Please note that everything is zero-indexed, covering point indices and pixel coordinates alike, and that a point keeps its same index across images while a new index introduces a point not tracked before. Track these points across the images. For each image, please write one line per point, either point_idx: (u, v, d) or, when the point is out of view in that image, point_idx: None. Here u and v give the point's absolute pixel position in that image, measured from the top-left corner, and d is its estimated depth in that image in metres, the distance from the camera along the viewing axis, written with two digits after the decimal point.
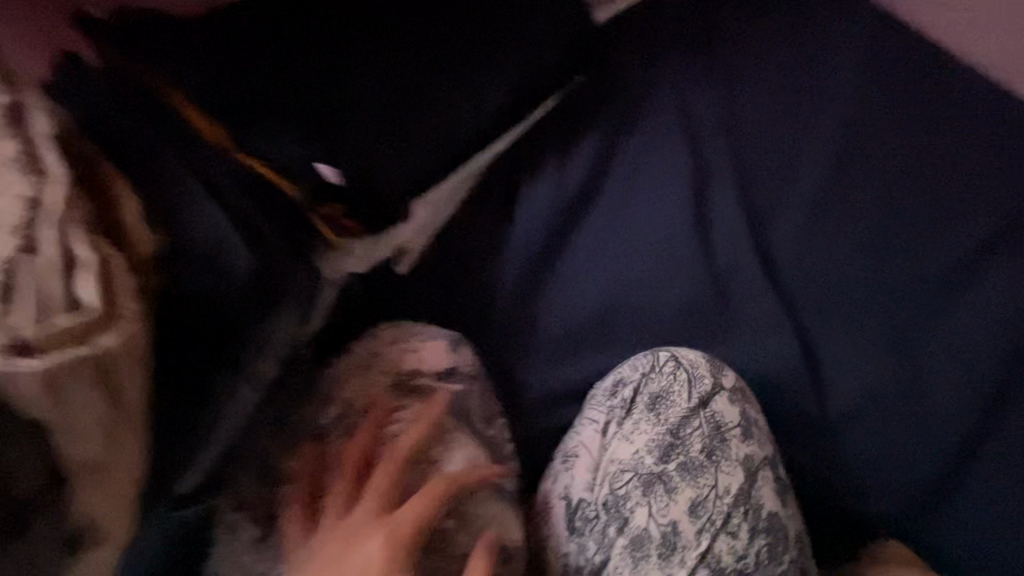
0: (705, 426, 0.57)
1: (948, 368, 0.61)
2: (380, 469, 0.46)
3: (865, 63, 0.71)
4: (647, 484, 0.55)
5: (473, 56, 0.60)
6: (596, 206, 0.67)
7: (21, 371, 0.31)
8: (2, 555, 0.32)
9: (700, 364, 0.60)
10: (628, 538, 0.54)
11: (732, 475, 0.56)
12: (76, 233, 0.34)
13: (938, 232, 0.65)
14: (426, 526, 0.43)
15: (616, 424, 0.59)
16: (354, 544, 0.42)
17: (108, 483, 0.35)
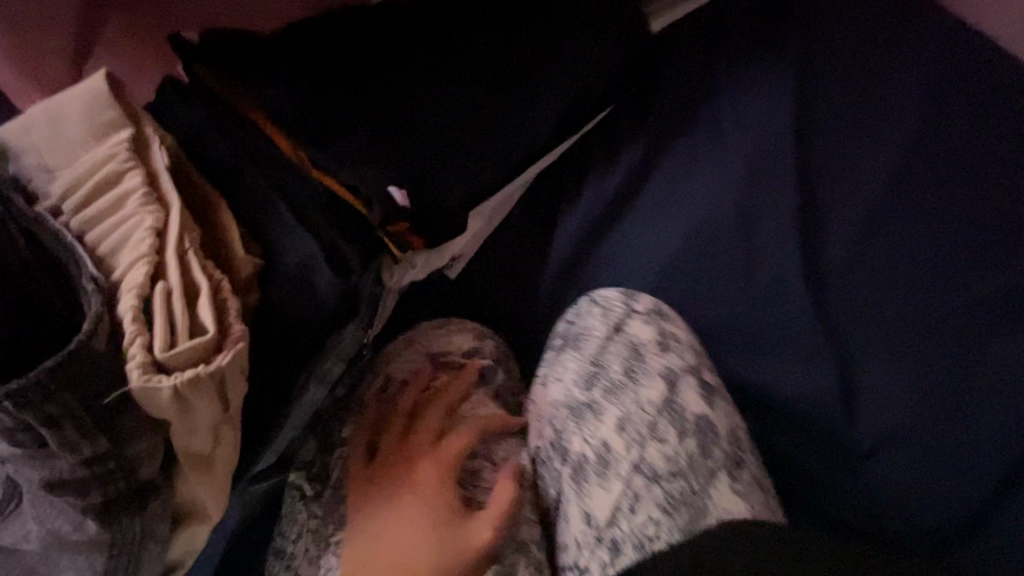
0: (622, 349, 0.69)
1: (998, 404, 0.64)
2: (430, 414, 0.65)
3: (925, 97, 0.74)
4: (580, 414, 0.66)
5: (530, 82, 0.65)
6: (626, 221, 0.77)
7: (155, 389, 0.33)
8: (128, 524, 0.39)
9: (614, 298, 0.72)
10: (571, 465, 0.64)
11: (652, 385, 0.66)
12: (190, 257, 0.37)
13: (990, 270, 0.68)
14: (463, 453, 0.62)
15: (545, 372, 0.70)
16: (415, 464, 0.62)
17: (211, 470, 0.41)
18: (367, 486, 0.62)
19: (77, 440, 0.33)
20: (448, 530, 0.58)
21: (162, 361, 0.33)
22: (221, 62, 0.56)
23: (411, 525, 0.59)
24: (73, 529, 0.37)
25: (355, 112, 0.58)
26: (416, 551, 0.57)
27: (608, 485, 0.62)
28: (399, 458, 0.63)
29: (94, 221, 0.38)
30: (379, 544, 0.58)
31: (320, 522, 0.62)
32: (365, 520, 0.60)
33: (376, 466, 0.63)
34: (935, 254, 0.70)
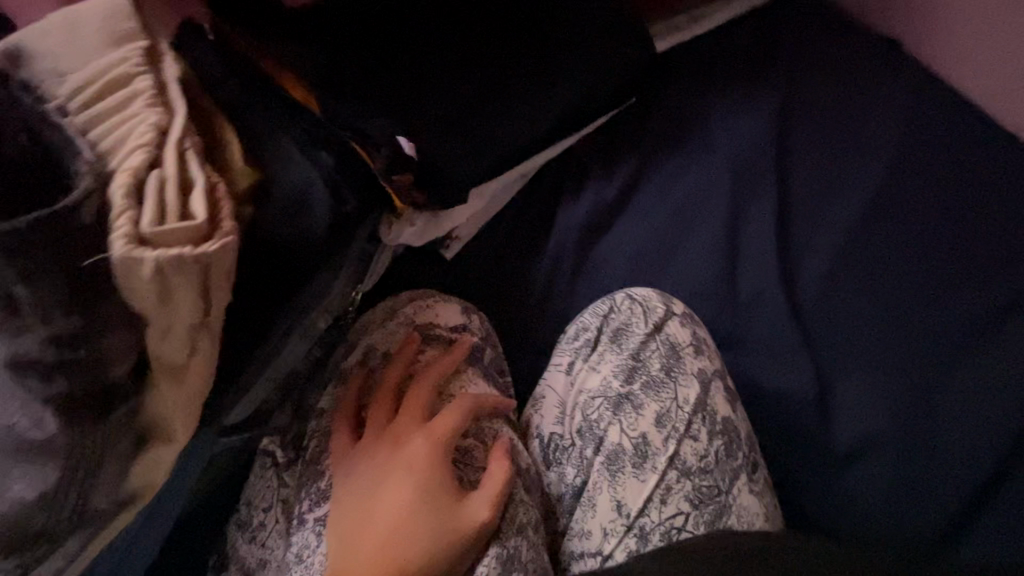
0: (662, 347, 0.69)
1: (952, 417, 0.70)
2: (419, 387, 0.62)
3: (897, 135, 0.82)
4: (616, 405, 0.66)
5: (541, 71, 0.67)
6: (621, 223, 0.79)
7: (136, 260, 0.32)
8: (91, 430, 0.37)
9: (651, 297, 0.71)
10: (605, 454, 0.65)
11: (689, 386, 0.67)
12: (190, 155, 0.37)
13: (949, 294, 0.74)
14: (459, 429, 0.59)
15: (579, 361, 0.70)
16: (404, 441, 0.58)
17: (183, 385, 0.40)
18: (354, 466, 0.58)
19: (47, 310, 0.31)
20: (447, 513, 0.55)
21: (150, 237, 0.32)
22: (251, 22, 0.58)
23: (401, 510, 0.55)
24: (32, 426, 0.36)
25: (369, 80, 0.60)
26: (411, 539, 0.53)
27: (643, 478, 0.63)
28: (386, 436, 0.59)
29: (99, 117, 0.39)
30: (368, 531, 0.54)
31: (291, 493, 0.62)
32: (352, 502, 0.56)
33: (363, 446, 0.59)
34: (897, 275, 0.76)
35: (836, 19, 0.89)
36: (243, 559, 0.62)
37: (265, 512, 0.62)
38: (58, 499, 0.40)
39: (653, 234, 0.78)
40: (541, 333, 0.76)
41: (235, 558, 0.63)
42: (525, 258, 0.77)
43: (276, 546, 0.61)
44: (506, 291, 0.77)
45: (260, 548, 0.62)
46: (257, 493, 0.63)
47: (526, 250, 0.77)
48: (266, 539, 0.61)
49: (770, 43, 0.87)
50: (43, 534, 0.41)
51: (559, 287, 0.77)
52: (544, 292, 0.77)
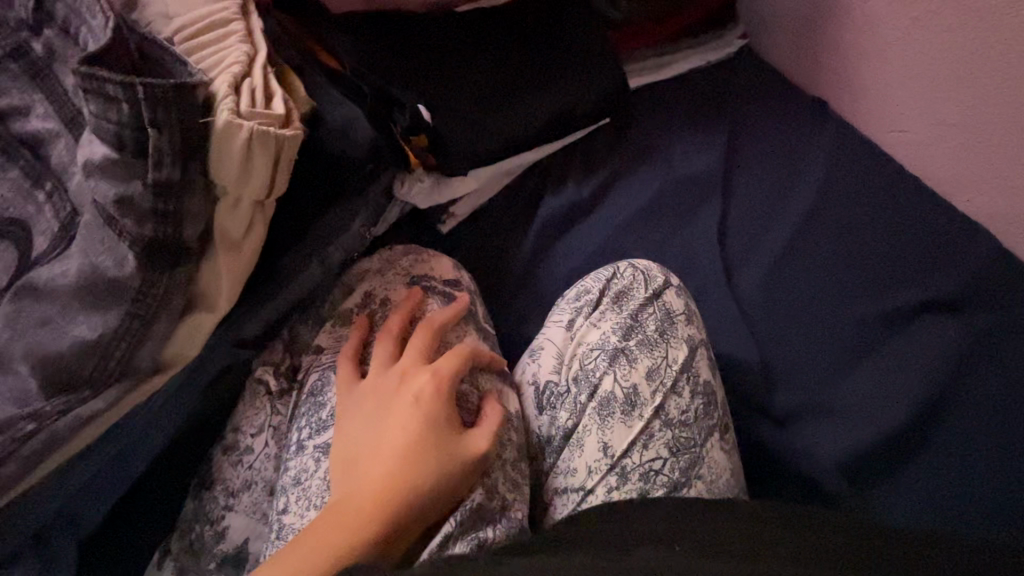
0: (658, 312, 0.76)
1: (874, 386, 0.80)
2: (423, 331, 0.62)
3: (832, 157, 0.96)
4: (612, 356, 0.72)
5: (537, 80, 0.82)
6: (594, 214, 0.92)
7: (233, 129, 0.42)
8: (157, 281, 0.46)
9: (653, 268, 0.80)
10: (596, 401, 0.70)
11: (680, 349, 0.74)
12: (272, 76, 0.48)
13: (877, 288, 0.86)
14: (461, 372, 0.59)
15: (581, 319, 0.77)
16: (407, 379, 0.58)
17: (233, 259, 0.48)
18: (356, 398, 0.58)
19: (163, 155, 0.41)
20: (450, 445, 0.55)
21: (245, 114, 0.43)
22: (307, 21, 0.72)
23: (406, 438, 0.54)
24: (114, 265, 0.44)
25: (397, 62, 0.73)
26: (417, 465, 0.53)
27: (629, 425, 0.69)
28: (390, 373, 0.59)
29: (200, 44, 0.50)
30: (372, 458, 0.53)
31: (284, 422, 0.61)
32: (354, 431, 0.55)
33: (367, 381, 0.59)
34: (829, 269, 0.88)
35: (776, 73, 1.08)
36: (228, 480, 0.58)
37: (254, 436, 0.60)
38: (112, 344, 0.46)
39: (622, 222, 0.91)
40: (523, 301, 0.86)
41: (220, 479, 0.59)
42: (512, 236, 0.89)
43: (265, 468, 0.59)
44: (494, 262, 0.87)
45: (247, 470, 0.59)
46: (248, 418, 0.61)
47: (513, 230, 0.89)
48: (254, 463, 0.59)
49: (721, 92, 1.05)
50: (87, 378, 0.46)
51: (540, 262, 0.88)
52: (524, 271, 0.87)
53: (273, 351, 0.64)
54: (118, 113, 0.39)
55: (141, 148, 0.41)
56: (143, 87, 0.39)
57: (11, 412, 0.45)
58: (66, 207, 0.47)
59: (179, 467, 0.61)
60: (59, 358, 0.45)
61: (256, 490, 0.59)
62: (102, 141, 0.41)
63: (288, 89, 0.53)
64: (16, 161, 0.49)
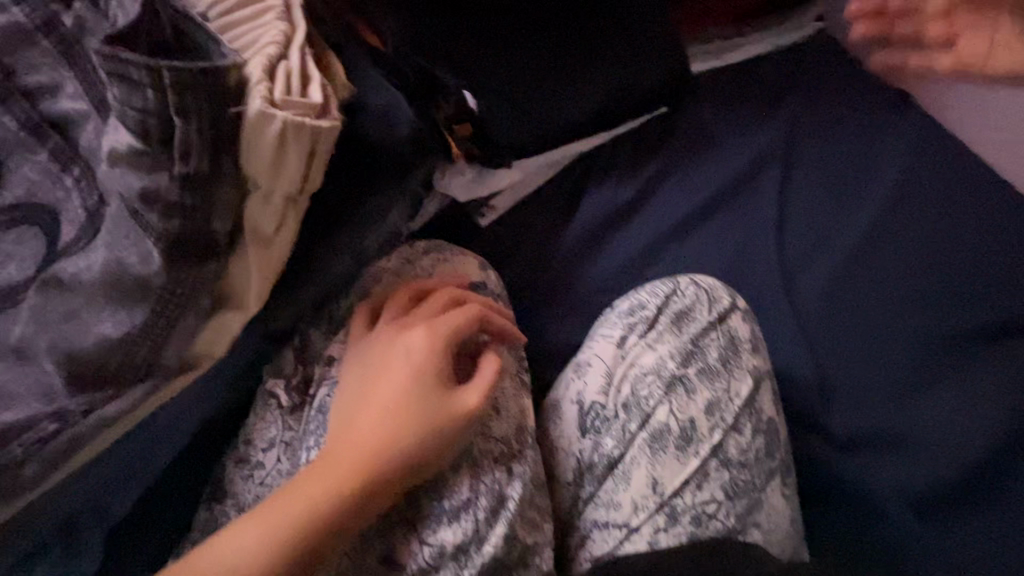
0: (722, 338, 0.73)
1: (945, 417, 0.73)
2: (436, 296, 0.61)
3: (911, 156, 0.86)
4: (669, 384, 0.70)
5: (590, 66, 0.75)
6: (642, 212, 0.84)
7: (266, 120, 0.38)
8: (182, 276, 0.42)
9: (718, 289, 0.76)
10: (648, 432, 0.69)
11: (742, 381, 0.72)
12: (309, 58, 0.44)
13: (957, 308, 0.77)
14: (461, 331, 0.58)
15: (634, 337, 0.73)
16: (406, 331, 0.58)
17: (265, 257, 0.45)
18: (361, 348, 0.58)
19: (190, 146, 0.37)
20: (436, 398, 0.55)
21: (279, 104, 0.39)
22: None
23: (395, 389, 0.54)
24: (139, 261, 0.41)
25: (448, 38, 0.66)
26: (400, 418, 0.53)
27: (683, 462, 0.69)
28: (393, 325, 0.59)
29: (236, 21, 0.46)
30: (363, 407, 0.54)
31: (295, 437, 0.59)
32: (354, 383, 0.56)
33: (373, 335, 0.59)
34: (899, 283, 0.80)
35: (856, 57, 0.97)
36: (240, 494, 0.58)
37: (266, 451, 0.58)
38: (137, 342, 0.44)
39: (672, 223, 0.83)
40: (557, 302, 0.79)
41: (233, 492, 0.58)
42: (553, 231, 0.81)
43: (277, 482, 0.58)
44: (528, 255, 0.80)
45: (258, 485, 0.58)
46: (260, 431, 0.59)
47: (553, 223, 0.82)
48: (265, 478, 0.58)
49: (792, 74, 0.93)
50: (112, 376, 0.45)
51: (580, 260, 0.81)
52: (557, 274, 0.80)
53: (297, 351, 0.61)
54: (141, 100, 0.35)
55: (167, 139, 0.37)
56: (169, 72, 0.34)
57: (37, 409, 0.43)
58: (93, 195, 0.45)
59: (200, 463, 0.59)
60: (84, 356, 0.43)
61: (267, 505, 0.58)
62: (125, 128, 0.37)
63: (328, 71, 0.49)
64: (45, 143, 0.46)
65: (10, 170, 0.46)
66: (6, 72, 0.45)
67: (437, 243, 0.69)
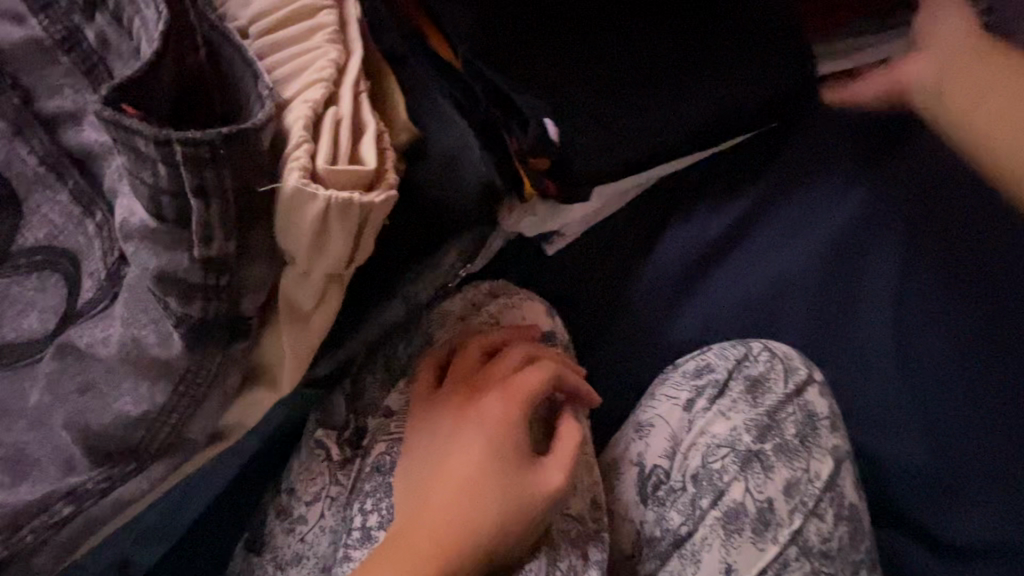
0: (799, 413, 0.62)
1: None
2: (512, 350, 0.52)
3: None
4: (744, 460, 0.60)
5: (699, 71, 0.59)
6: (740, 244, 0.69)
7: (305, 194, 0.30)
8: (207, 359, 0.36)
9: (793, 356, 0.64)
10: (721, 510, 0.59)
11: (823, 462, 0.60)
12: (364, 101, 0.36)
13: None
14: (540, 393, 0.49)
15: (703, 402, 0.63)
16: (479, 394, 0.50)
17: (302, 334, 0.38)
18: (426, 415, 0.51)
19: (211, 228, 0.30)
20: (519, 474, 0.46)
21: (323, 175, 0.31)
22: None
23: (471, 463, 0.46)
24: (158, 342, 0.35)
25: (522, 34, 0.52)
26: (479, 507, 0.45)
27: (761, 547, 0.57)
28: (461, 383, 0.51)
29: (279, 43, 0.37)
30: (431, 487, 0.46)
31: (343, 495, 0.52)
32: (422, 453, 0.49)
33: (440, 394, 0.51)
34: None
35: None
36: (277, 551, 0.53)
37: (310, 505, 0.53)
38: (159, 420, 0.38)
39: (774, 259, 0.67)
40: (636, 346, 0.69)
41: (270, 547, 0.53)
42: (634, 262, 0.70)
43: (319, 542, 0.52)
44: (606, 289, 0.70)
45: (298, 542, 0.52)
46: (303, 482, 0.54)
47: (635, 252, 0.71)
48: (307, 535, 0.52)
49: None
50: (134, 450, 0.39)
51: (667, 300, 0.70)
52: (642, 322, 0.69)
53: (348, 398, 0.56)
54: (153, 174, 0.28)
55: (184, 218, 0.29)
56: (182, 146, 0.27)
57: (58, 479, 0.39)
58: (115, 250, 0.38)
59: (231, 513, 0.55)
60: (102, 434, 0.38)
61: (305, 566, 0.52)
62: (140, 200, 0.30)
63: (390, 116, 0.43)
64: (67, 182, 0.40)
65: (32, 211, 0.41)
66: (27, 97, 0.39)
67: (504, 285, 0.61)
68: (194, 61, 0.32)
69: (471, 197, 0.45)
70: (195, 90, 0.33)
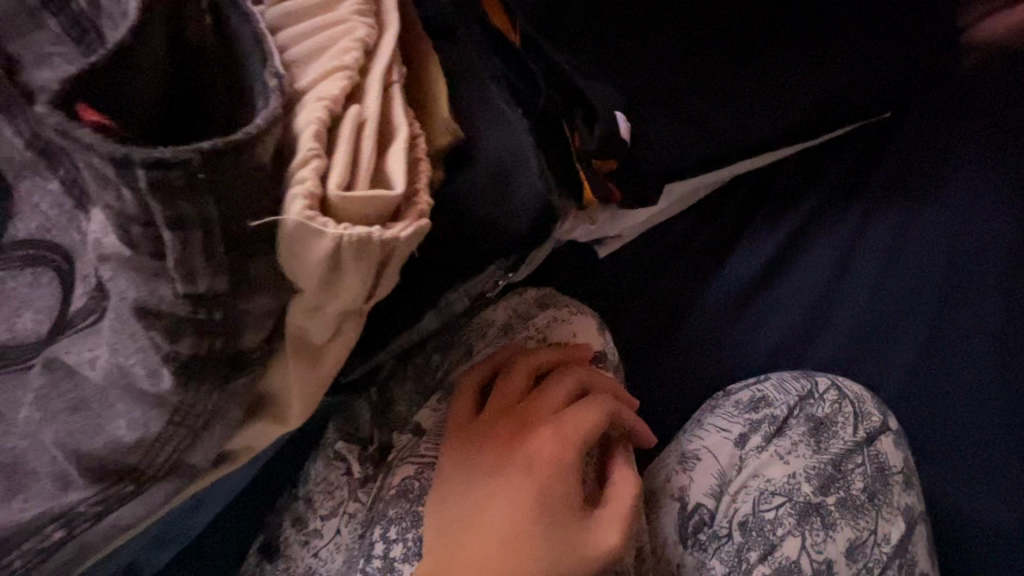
0: (868, 466, 0.53)
1: None
2: (564, 378, 0.46)
3: None
4: (803, 513, 0.49)
5: (810, 53, 0.50)
6: (827, 262, 0.61)
7: (311, 228, 0.24)
8: (201, 396, 0.31)
9: (866, 400, 0.56)
10: (771, 567, 0.48)
11: (892, 523, 0.52)
12: (395, 97, 0.29)
13: None
14: (593, 438, 0.44)
15: (758, 440, 0.52)
16: (526, 432, 0.43)
17: (312, 371, 0.32)
18: (462, 450, 0.44)
19: (193, 266, 0.24)
20: (569, 529, 0.41)
21: (334, 203, 0.24)
22: None
23: (515, 514, 0.40)
24: (145, 374, 0.30)
25: (600, 18, 0.45)
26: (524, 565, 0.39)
27: None
28: (510, 415, 0.44)
29: (294, 11, 0.29)
30: (468, 536, 0.40)
31: (362, 513, 0.46)
32: (458, 493, 0.42)
33: (478, 423, 0.45)
34: None
35: None
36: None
37: (325, 520, 0.46)
38: (153, 450, 0.33)
39: (871, 289, 0.61)
40: (698, 368, 0.60)
41: (286, 556, 0.47)
42: (701, 274, 0.61)
43: (333, 560, 0.46)
44: (667, 300, 0.61)
45: (311, 557, 0.46)
46: (319, 494, 0.47)
47: (705, 260, 0.61)
48: (322, 551, 0.46)
49: None
50: (131, 473, 0.35)
51: (737, 320, 0.61)
52: (706, 340, 0.61)
53: (373, 402, 0.48)
54: (117, 200, 0.22)
55: (161, 250, 0.24)
56: (144, 169, 0.21)
57: (52, 496, 0.35)
58: None
59: (248, 516, 0.52)
60: (93, 457, 0.34)
61: None
62: (109, 221, 0.24)
63: (430, 107, 0.36)
64: (56, 170, 0.35)
65: (24, 199, 0.36)
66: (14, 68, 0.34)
67: (552, 294, 0.54)
68: (194, 40, 0.26)
69: (520, 210, 0.36)
70: (191, 79, 0.26)
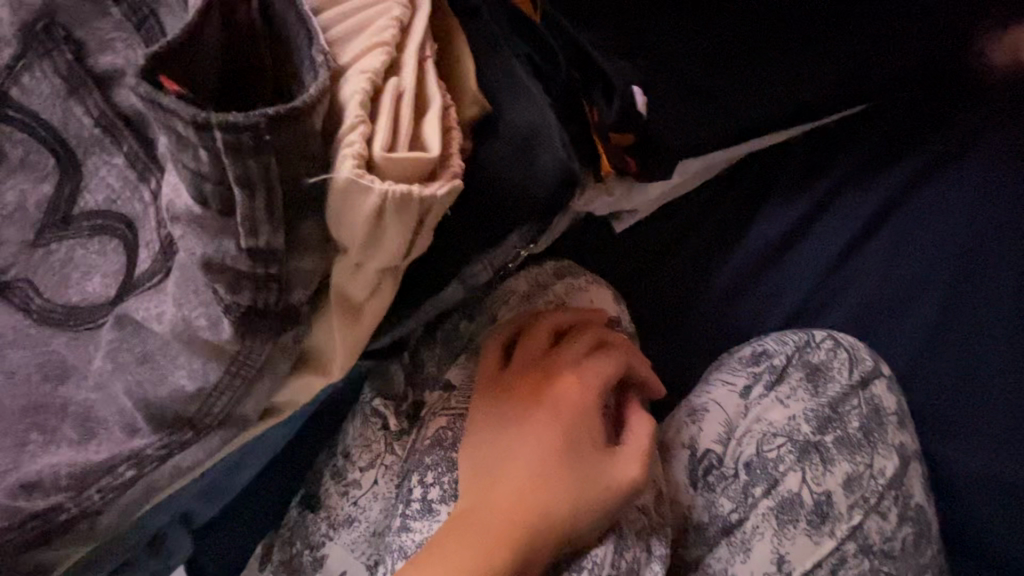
0: (864, 407, 0.54)
1: None
2: (584, 335, 0.48)
3: None
4: (802, 451, 0.52)
5: (824, 33, 0.51)
6: (835, 220, 0.63)
7: (360, 185, 0.27)
8: (257, 348, 0.34)
9: (858, 347, 0.58)
10: (775, 500, 0.50)
11: (888, 459, 0.53)
12: (429, 69, 0.32)
13: None
14: (609, 385, 0.47)
15: (759, 389, 0.55)
16: (549, 381, 0.46)
17: (352, 328, 0.36)
18: (490, 403, 0.47)
19: (256, 220, 0.27)
20: (592, 461, 0.44)
21: (380, 163, 0.27)
22: None
23: (543, 450, 0.43)
24: (209, 327, 0.33)
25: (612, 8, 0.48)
26: (555, 493, 0.42)
27: (818, 541, 0.50)
28: (531, 368, 0.47)
29: None
30: (500, 481, 0.43)
31: (398, 465, 0.50)
32: (488, 437, 0.45)
33: (504, 377, 0.48)
34: None
35: None
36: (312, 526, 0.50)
37: (364, 471, 0.50)
38: (211, 397, 0.37)
39: (878, 249, 0.63)
40: (712, 334, 0.62)
41: (326, 505, 0.50)
42: (717, 245, 0.63)
43: (371, 508, 0.49)
44: (682, 270, 0.62)
45: (350, 505, 0.50)
46: (356, 447, 0.51)
47: (721, 230, 0.63)
48: (360, 500, 0.49)
49: None
50: (191, 421, 0.38)
51: (750, 284, 0.63)
52: (721, 309, 0.62)
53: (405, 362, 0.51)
54: (194, 161, 0.25)
55: (228, 208, 0.27)
56: (222, 132, 0.24)
57: (123, 442, 0.39)
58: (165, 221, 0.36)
59: (290, 472, 0.56)
60: (160, 405, 0.37)
61: (356, 530, 0.49)
62: (185, 184, 0.27)
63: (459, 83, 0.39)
64: (120, 145, 0.39)
65: (91, 173, 0.40)
66: (81, 52, 0.38)
67: (571, 265, 0.56)
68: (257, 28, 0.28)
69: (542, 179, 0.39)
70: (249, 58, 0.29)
